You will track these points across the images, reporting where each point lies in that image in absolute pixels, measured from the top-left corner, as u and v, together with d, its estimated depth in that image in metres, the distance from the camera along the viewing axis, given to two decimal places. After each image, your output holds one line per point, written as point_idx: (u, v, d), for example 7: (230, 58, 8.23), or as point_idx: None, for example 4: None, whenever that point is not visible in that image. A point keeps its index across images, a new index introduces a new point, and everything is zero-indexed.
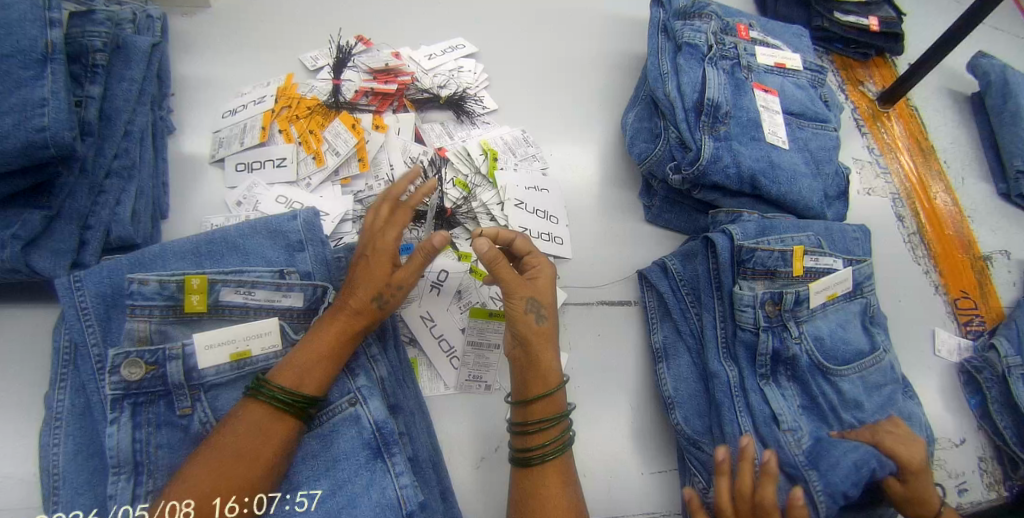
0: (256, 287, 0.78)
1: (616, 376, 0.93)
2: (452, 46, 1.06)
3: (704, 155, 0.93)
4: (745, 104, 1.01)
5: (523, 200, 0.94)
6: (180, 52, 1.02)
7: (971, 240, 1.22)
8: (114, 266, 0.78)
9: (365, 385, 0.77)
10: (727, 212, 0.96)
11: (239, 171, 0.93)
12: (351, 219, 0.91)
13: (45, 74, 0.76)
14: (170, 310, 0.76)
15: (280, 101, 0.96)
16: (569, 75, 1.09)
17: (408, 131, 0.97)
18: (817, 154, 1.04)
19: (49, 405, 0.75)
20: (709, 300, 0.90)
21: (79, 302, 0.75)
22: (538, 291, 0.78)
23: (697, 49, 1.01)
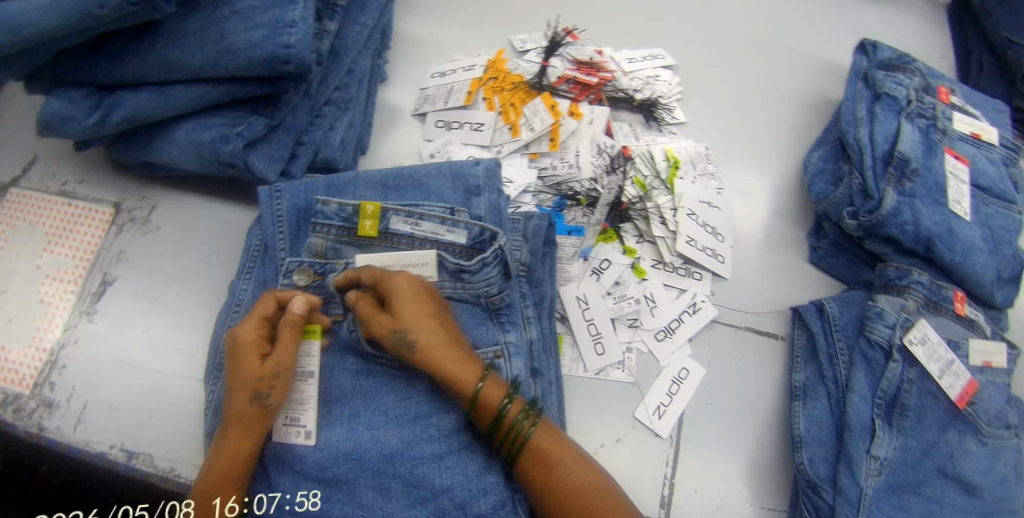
0: (424, 218, 0.82)
1: (747, 403, 0.93)
2: (652, 55, 1.08)
3: (885, 206, 0.92)
4: (935, 166, 0.99)
5: (694, 212, 0.96)
6: (403, 11, 1.09)
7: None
8: (310, 185, 0.86)
9: (514, 343, 0.81)
10: (896, 268, 0.95)
11: (438, 127, 0.98)
12: (532, 192, 0.94)
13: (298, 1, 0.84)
14: (347, 230, 0.82)
15: (488, 72, 1.00)
16: (761, 104, 1.09)
17: (600, 123, 0.98)
18: (998, 235, 1.00)
19: (234, 290, 0.83)
20: (863, 354, 0.90)
21: (276, 208, 0.84)
22: (393, 323, 0.73)
23: (897, 101, 1.00)
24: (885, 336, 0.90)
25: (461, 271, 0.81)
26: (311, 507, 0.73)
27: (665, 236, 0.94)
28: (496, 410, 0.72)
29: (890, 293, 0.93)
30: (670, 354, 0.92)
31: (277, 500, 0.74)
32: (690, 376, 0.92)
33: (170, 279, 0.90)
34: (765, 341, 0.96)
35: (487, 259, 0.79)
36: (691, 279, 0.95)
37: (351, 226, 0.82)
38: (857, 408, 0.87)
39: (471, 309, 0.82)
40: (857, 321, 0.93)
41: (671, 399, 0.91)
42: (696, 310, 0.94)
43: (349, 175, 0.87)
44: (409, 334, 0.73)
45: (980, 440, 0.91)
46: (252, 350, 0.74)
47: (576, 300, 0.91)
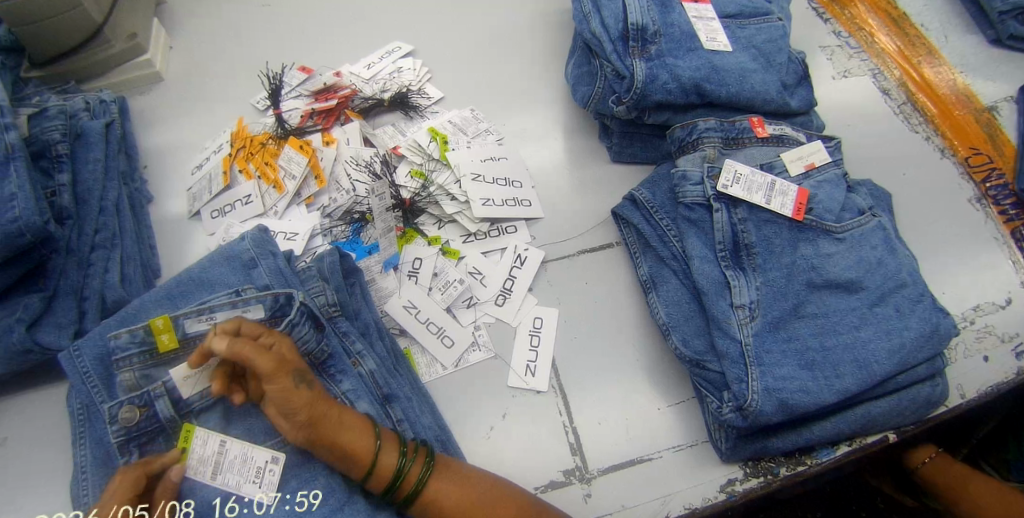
0: (215, 310, 0.79)
1: (613, 318, 0.92)
2: (388, 51, 1.06)
3: (638, 78, 0.91)
4: (675, 19, 0.99)
5: (479, 173, 0.94)
6: (139, 127, 1.07)
7: (969, 95, 1.14)
8: (104, 329, 0.83)
9: (351, 388, 0.79)
10: (682, 127, 0.94)
11: (213, 217, 0.95)
12: (321, 233, 0.92)
13: (9, 172, 0.83)
14: (150, 356, 0.79)
15: (235, 144, 0.98)
16: (506, 43, 1.07)
17: (357, 138, 0.97)
18: (764, 49, 1.01)
19: (75, 460, 0.81)
20: (687, 221, 0.89)
21: (80, 366, 0.81)
22: (289, 365, 0.70)
23: None
24: (698, 194, 0.89)
25: None
26: (313, 502, 0.73)
27: (460, 209, 0.93)
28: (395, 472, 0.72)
29: (688, 153, 0.93)
30: (518, 312, 0.90)
31: (277, 501, 0.73)
32: (546, 323, 0.90)
33: (29, 482, 0.88)
34: (603, 255, 0.95)
35: (293, 321, 0.76)
36: (507, 236, 0.94)
37: (150, 353, 0.79)
38: (701, 274, 0.85)
39: None
40: (669, 195, 0.92)
41: (538, 353, 0.89)
42: (523, 261, 0.92)
43: (138, 302, 0.84)
44: (302, 375, 0.71)
45: (834, 239, 0.89)
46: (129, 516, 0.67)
47: (405, 309, 0.89)
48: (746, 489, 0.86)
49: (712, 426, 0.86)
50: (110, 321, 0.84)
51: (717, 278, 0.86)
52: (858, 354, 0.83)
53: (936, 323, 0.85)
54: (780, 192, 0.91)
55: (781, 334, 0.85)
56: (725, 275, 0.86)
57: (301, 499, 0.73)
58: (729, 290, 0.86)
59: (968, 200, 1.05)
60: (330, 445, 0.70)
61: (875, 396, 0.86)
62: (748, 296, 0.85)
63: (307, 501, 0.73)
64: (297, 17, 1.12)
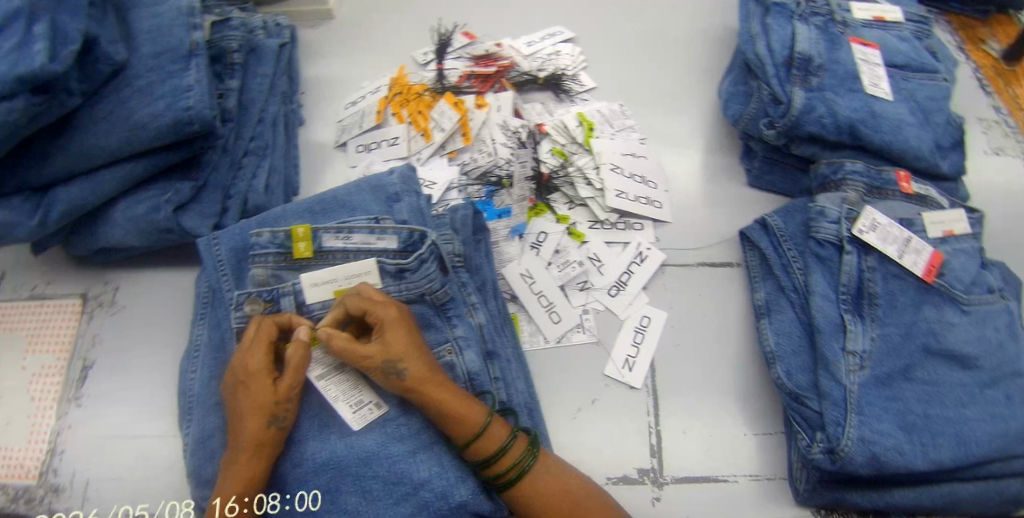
0: (353, 231, 0.83)
1: (716, 335, 0.92)
2: (550, 33, 1.08)
3: (795, 107, 0.91)
4: (842, 57, 0.98)
5: (619, 165, 0.95)
6: (310, 56, 1.11)
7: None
8: (246, 226, 0.87)
9: (463, 335, 0.82)
10: (828, 165, 0.94)
11: (359, 151, 0.99)
12: (457, 187, 0.95)
13: (190, 67, 0.89)
14: (283, 259, 0.83)
15: (393, 89, 1.02)
16: (667, 48, 1.09)
17: (509, 107, 0.99)
18: (926, 107, 0.99)
19: (192, 337, 0.87)
20: (816, 258, 0.89)
21: (216, 251, 0.86)
22: (381, 355, 0.75)
23: (785, 7, 1.00)
24: (832, 233, 0.88)
25: (400, 272, 0.81)
26: (310, 506, 0.75)
27: (594, 196, 0.94)
28: (499, 447, 0.75)
29: (829, 191, 0.92)
30: (628, 306, 0.91)
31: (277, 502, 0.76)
32: (652, 324, 0.91)
33: (146, 352, 0.95)
34: (721, 272, 0.95)
35: (425, 257, 0.81)
36: (631, 232, 0.95)
37: (286, 256, 0.83)
38: (820, 311, 0.85)
39: (417, 309, 0.82)
40: (802, 228, 0.92)
41: (638, 350, 0.90)
42: (644, 258, 0.93)
43: (279, 208, 0.88)
44: (395, 364, 0.75)
45: (960, 311, 0.87)
46: (263, 377, 0.76)
47: (521, 276, 0.91)
48: None
49: (794, 464, 0.85)
50: (247, 220, 0.88)
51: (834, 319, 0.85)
52: (964, 429, 0.80)
53: None
54: (914, 250, 0.89)
55: (886, 390, 0.83)
56: (842, 318, 0.85)
57: (300, 498, 0.76)
58: (845, 334, 0.84)
59: None
60: (441, 423, 0.76)
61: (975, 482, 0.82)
62: (860, 343, 0.84)
63: (307, 502, 0.76)
64: None
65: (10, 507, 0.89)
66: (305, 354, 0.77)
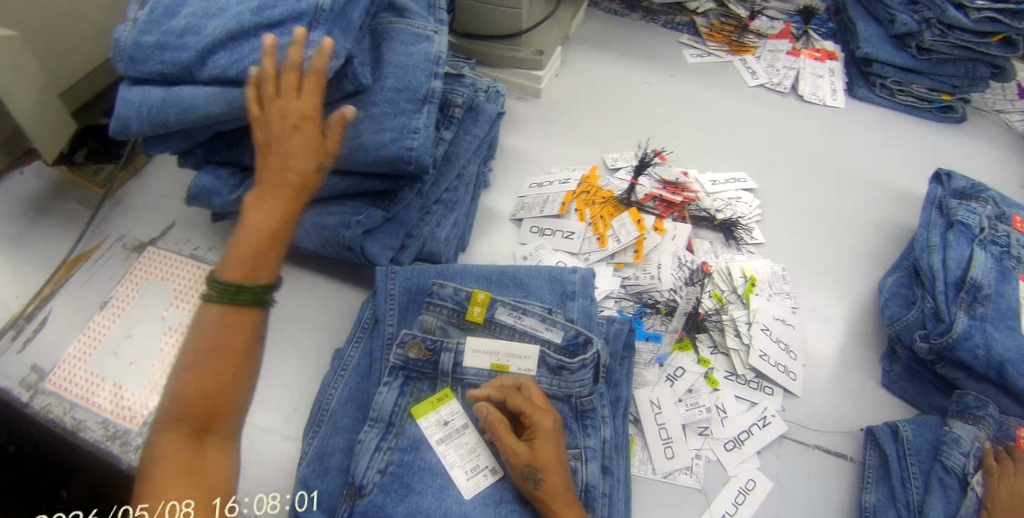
0: (527, 313, 0.90)
1: (812, 515, 0.90)
2: (734, 178, 1.14)
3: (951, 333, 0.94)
4: (1008, 292, 1.00)
5: (769, 327, 0.99)
6: (510, 127, 1.19)
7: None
8: (424, 272, 0.94)
9: (592, 447, 0.85)
10: (975, 397, 0.94)
11: (533, 233, 1.05)
12: (613, 298, 1.00)
13: (422, 111, 0.94)
14: (456, 315, 0.90)
15: (581, 186, 1.09)
16: (838, 228, 1.13)
17: (683, 240, 1.05)
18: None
19: (342, 355, 0.92)
20: (939, 482, 0.88)
21: (390, 285, 0.92)
22: (528, 457, 0.78)
23: (970, 229, 1.04)
24: (960, 464, 0.88)
25: (559, 368, 0.87)
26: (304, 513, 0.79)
27: (738, 349, 0.98)
28: None
29: (966, 421, 0.92)
30: (738, 464, 0.92)
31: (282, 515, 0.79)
32: (757, 488, 0.91)
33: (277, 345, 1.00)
34: (835, 461, 0.95)
35: (586, 361, 0.86)
36: (763, 395, 0.97)
37: (460, 315, 0.90)
38: None
39: (558, 405, 0.87)
40: (930, 448, 0.92)
41: (736, 508, 0.89)
42: (765, 423, 0.95)
43: (461, 266, 0.96)
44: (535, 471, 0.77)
45: None
46: (308, 125, 0.82)
47: (648, 404, 0.94)
48: None
49: None
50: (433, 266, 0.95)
51: None
52: None
53: None
54: None
55: None
56: None
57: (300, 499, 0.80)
58: None
59: None
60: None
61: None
62: None
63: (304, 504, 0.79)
64: (670, 110, 1.23)
65: (105, 444, 0.93)
66: (321, 52, 0.80)
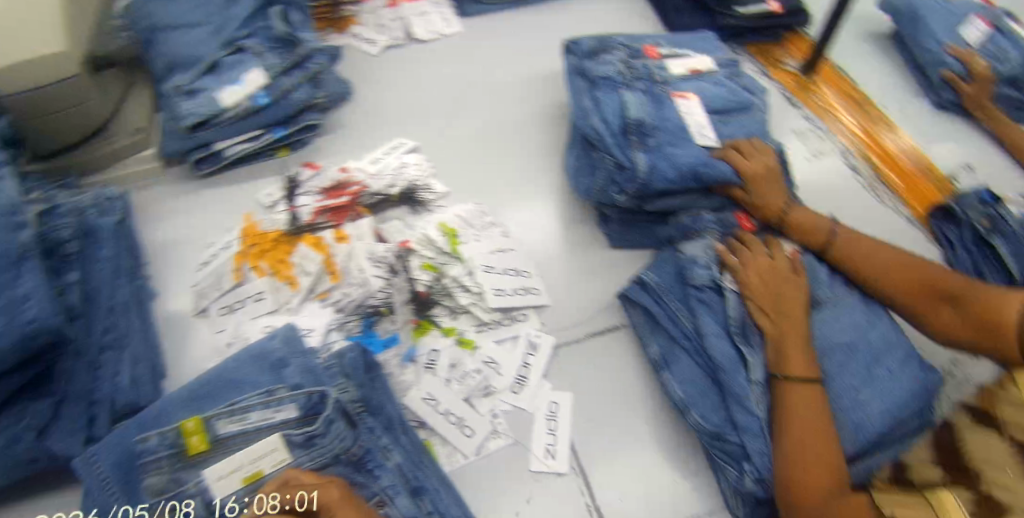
0: (249, 409, 0.79)
1: (616, 393, 0.94)
2: (392, 146, 1.14)
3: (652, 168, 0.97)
4: (669, 115, 1.06)
5: (490, 264, 0.98)
6: (150, 222, 1.08)
7: (930, 169, 1.29)
8: (123, 432, 0.78)
9: (389, 483, 0.80)
10: (687, 216, 1.01)
11: (222, 313, 0.98)
12: (335, 328, 0.93)
13: (22, 274, 0.73)
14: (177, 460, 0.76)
15: (245, 242, 1.02)
16: (502, 135, 1.17)
17: (369, 235, 1.00)
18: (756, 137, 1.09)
19: None
20: (699, 302, 0.92)
21: (97, 468, 0.75)
22: None
23: (611, 80, 1.09)
24: (705, 277, 0.93)
25: (309, 439, 0.78)
26: None
27: (473, 300, 0.95)
28: None
29: (691, 238, 0.99)
30: (534, 397, 0.91)
31: None
32: (561, 407, 0.91)
33: None
34: (610, 336, 0.99)
35: (331, 417, 0.78)
36: (518, 324, 0.96)
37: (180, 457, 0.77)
38: (716, 349, 0.87)
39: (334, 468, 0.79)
40: (677, 279, 0.96)
41: (555, 437, 0.89)
42: (535, 347, 0.95)
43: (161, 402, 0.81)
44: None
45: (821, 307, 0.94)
46: None
47: (423, 401, 0.89)
48: None
49: (730, 494, 0.85)
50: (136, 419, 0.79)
51: (729, 354, 0.87)
52: (856, 415, 0.85)
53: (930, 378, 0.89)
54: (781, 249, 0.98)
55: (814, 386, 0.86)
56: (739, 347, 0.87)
57: None
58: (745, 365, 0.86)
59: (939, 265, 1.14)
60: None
61: (874, 461, 0.85)
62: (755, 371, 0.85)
63: None
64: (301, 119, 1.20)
65: None
66: None
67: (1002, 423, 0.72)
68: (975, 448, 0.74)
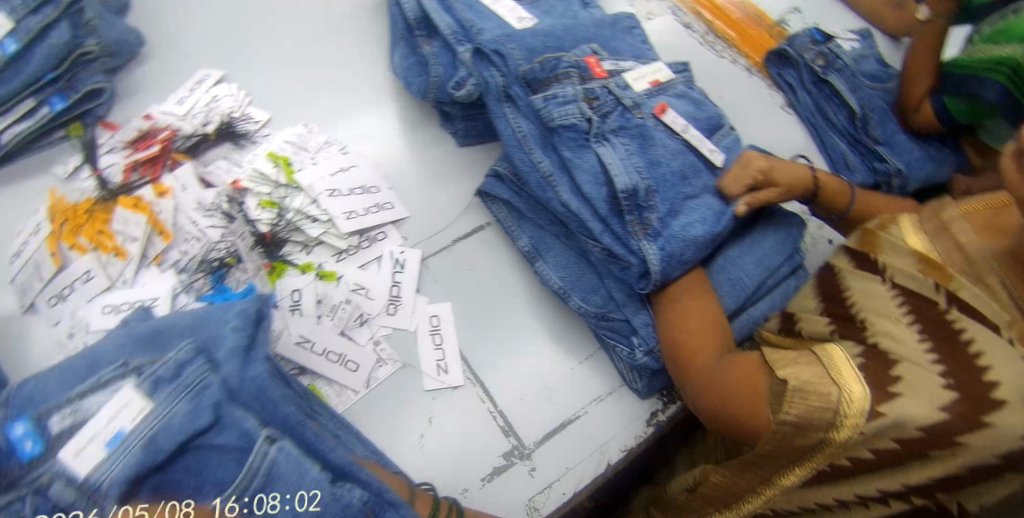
0: (103, 387, 0.65)
1: (497, 296, 0.92)
2: (197, 81, 1.01)
3: (602, 208, 0.83)
4: (483, 12, 0.98)
5: (334, 188, 0.91)
6: None
7: (760, 14, 1.23)
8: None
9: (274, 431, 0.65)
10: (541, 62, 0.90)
11: (54, 304, 0.87)
12: (183, 291, 0.86)
13: None
14: (34, 456, 0.60)
15: (56, 219, 0.90)
16: (323, 45, 1.08)
17: (192, 182, 0.91)
18: (671, 87, 0.96)
19: None
20: (561, 152, 0.86)
21: None
22: None
23: None
24: (568, 118, 0.85)
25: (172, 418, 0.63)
26: None
27: (325, 228, 0.89)
28: None
29: (548, 86, 0.89)
30: (413, 315, 0.88)
31: None
32: (443, 319, 0.89)
33: None
34: (478, 236, 0.95)
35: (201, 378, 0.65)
36: (378, 244, 0.92)
37: (44, 450, 0.61)
38: (587, 188, 0.83)
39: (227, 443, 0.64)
40: (534, 132, 0.88)
41: (443, 350, 0.87)
42: (403, 264, 0.90)
43: (26, 383, 0.66)
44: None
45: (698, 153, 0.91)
46: None
47: (299, 345, 0.82)
48: (670, 417, 0.89)
49: (624, 370, 0.89)
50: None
51: (587, 209, 0.84)
52: (730, 271, 0.90)
53: (789, 225, 0.96)
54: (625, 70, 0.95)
55: (688, 228, 0.83)
56: (605, 194, 0.84)
57: None
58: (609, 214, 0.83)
59: (782, 108, 1.14)
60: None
61: (755, 314, 0.91)
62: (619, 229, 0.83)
63: None
64: None
65: None
66: None
67: (888, 273, 0.71)
68: (861, 298, 0.72)
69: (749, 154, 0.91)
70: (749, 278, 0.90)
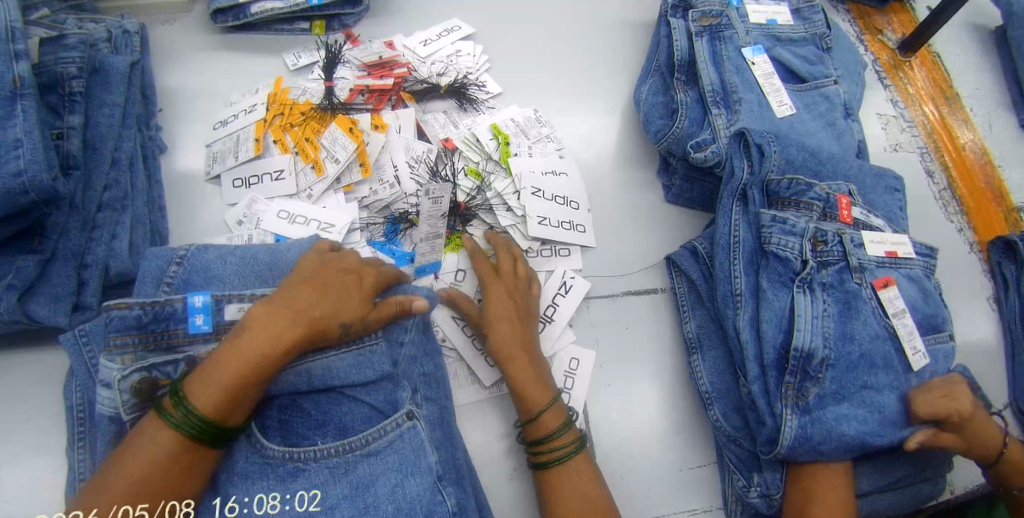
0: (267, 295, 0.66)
1: (637, 366, 0.89)
2: (447, 29, 1.01)
3: (768, 354, 0.75)
4: (748, 80, 0.93)
5: (539, 188, 0.89)
6: (165, 63, 0.97)
7: (1002, 191, 1.14)
8: (125, 315, 0.62)
9: (411, 414, 0.66)
10: (780, 181, 0.82)
11: (236, 187, 0.88)
12: (359, 228, 0.87)
13: (15, 113, 0.69)
14: (201, 330, 0.64)
15: (271, 109, 0.91)
16: (574, 41, 1.05)
17: (409, 128, 0.92)
18: (905, 264, 0.83)
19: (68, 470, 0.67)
20: (761, 281, 0.79)
21: (112, 333, 0.61)
22: (360, 265, 0.68)
23: (717, 28, 0.95)
24: (786, 245, 0.78)
25: (324, 376, 0.65)
26: None
27: (514, 223, 0.88)
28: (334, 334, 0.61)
29: (785, 209, 0.82)
30: (557, 347, 0.86)
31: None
32: (582, 365, 0.86)
33: None
34: (648, 299, 0.92)
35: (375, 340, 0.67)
36: (557, 259, 0.90)
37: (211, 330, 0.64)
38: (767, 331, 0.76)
39: (363, 412, 0.67)
40: (750, 240, 0.81)
41: (569, 395, 0.85)
42: (569, 288, 0.89)
43: (210, 250, 0.70)
44: (347, 320, 0.63)
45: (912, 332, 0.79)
46: None
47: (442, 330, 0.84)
48: None
49: (730, 497, 0.84)
50: (179, 266, 0.68)
51: (753, 344, 0.77)
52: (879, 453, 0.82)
53: None
54: (870, 226, 0.84)
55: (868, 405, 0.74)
56: (774, 343, 0.76)
57: None
58: (776, 366, 0.75)
59: (989, 301, 1.05)
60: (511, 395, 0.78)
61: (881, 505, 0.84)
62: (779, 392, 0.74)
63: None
64: None
65: None
66: None
67: None
68: None
69: (957, 382, 0.76)
70: (898, 472, 0.82)
